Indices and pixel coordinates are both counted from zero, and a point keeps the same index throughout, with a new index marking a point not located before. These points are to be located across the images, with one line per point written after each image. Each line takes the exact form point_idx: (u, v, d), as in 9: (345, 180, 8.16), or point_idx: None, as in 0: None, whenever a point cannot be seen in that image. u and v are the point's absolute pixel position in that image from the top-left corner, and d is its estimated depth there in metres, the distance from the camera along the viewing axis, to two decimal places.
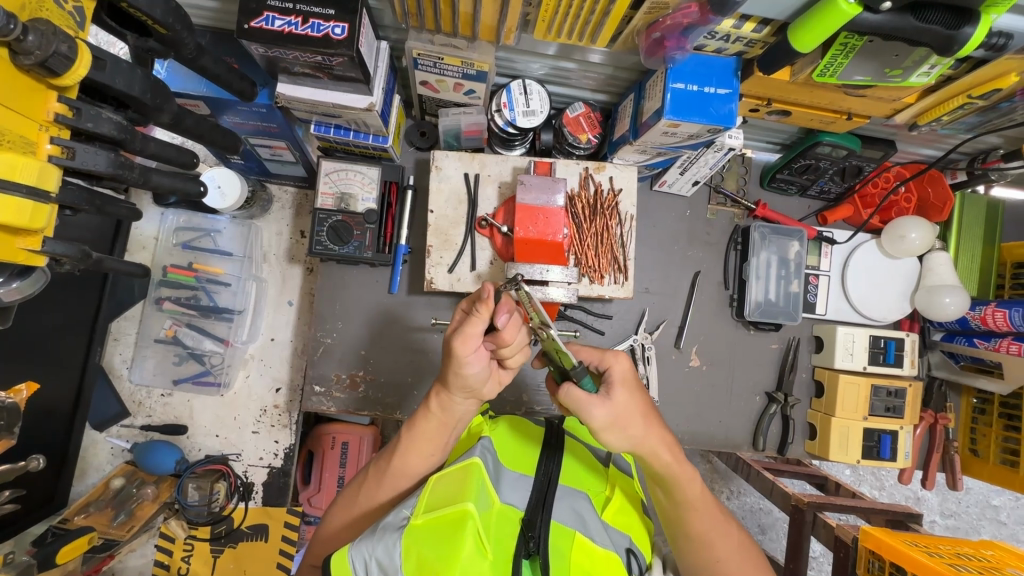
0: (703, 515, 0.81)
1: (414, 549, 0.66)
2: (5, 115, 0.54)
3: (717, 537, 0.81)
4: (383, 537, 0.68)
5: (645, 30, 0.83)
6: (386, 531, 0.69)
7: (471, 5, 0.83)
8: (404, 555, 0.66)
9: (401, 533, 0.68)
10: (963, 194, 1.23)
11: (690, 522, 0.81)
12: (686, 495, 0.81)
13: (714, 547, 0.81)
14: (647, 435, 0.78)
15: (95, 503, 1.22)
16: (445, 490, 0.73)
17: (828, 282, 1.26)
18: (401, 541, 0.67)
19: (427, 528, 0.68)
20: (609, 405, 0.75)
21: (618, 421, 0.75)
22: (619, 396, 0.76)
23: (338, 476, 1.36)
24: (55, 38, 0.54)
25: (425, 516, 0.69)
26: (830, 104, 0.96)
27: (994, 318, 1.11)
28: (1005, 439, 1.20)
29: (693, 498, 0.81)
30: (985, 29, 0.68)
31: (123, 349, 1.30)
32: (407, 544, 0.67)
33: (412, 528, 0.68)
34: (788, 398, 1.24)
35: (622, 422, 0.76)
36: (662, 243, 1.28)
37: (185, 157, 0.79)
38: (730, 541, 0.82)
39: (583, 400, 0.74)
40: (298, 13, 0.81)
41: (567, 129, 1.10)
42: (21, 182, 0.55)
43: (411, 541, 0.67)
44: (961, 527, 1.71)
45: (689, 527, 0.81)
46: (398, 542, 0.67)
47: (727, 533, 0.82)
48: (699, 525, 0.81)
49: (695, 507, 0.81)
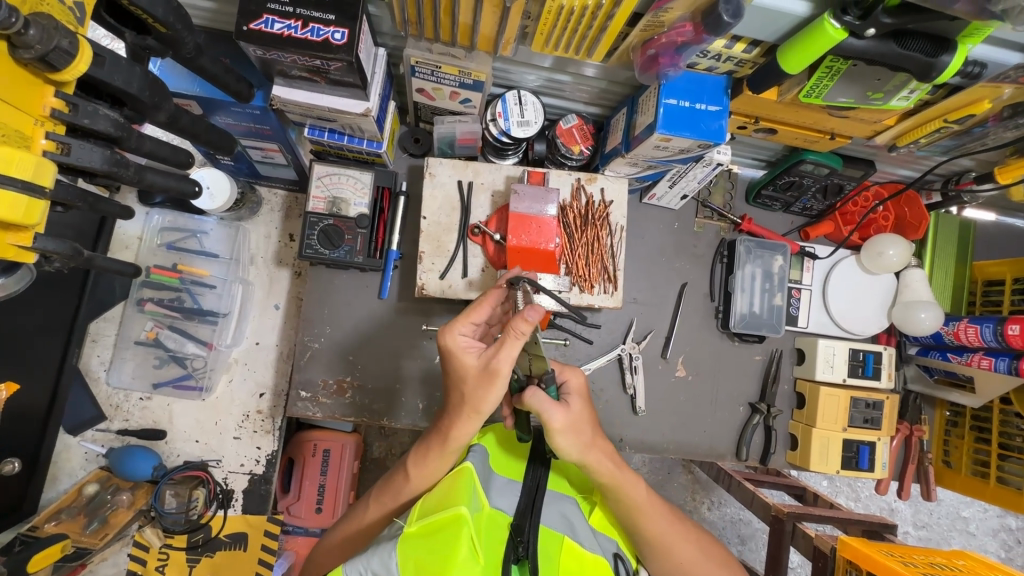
0: (654, 521, 0.84)
1: (410, 556, 0.65)
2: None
3: (674, 537, 0.85)
4: (377, 550, 0.66)
5: (641, 47, 0.85)
6: (379, 546, 0.67)
7: (471, 17, 0.84)
8: (402, 564, 0.64)
9: (395, 544, 0.67)
10: (937, 214, 1.28)
11: (646, 527, 0.84)
12: (632, 499, 0.83)
13: (673, 550, 0.85)
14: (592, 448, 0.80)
15: (67, 510, 1.19)
16: (437, 499, 0.73)
17: (810, 295, 1.30)
18: (397, 553, 0.65)
19: (419, 537, 0.67)
20: (567, 414, 0.77)
21: (575, 425, 0.78)
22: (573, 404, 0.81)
23: (319, 485, 1.35)
24: (57, 33, 0.53)
25: (418, 523, 0.69)
26: (814, 124, 0.99)
27: (967, 333, 1.14)
28: (976, 451, 1.26)
29: (641, 504, 0.83)
30: (961, 58, 0.71)
31: (102, 351, 1.27)
32: (404, 554, 0.65)
33: (405, 537, 0.67)
34: (771, 409, 1.26)
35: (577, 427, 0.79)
36: (650, 255, 1.30)
37: (181, 156, 0.78)
38: (687, 545, 0.86)
39: (547, 403, 0.76)
40: (298, 17, 0.81)
41: (560, 140, 1.12)
42: (16, 177, 0.54)
43: (407, 550, 0.66)
44: (933, 538, 1.76)
45: (647, 532, 0.84)
46: (393, 554, 0.65)
47: (683, 536, 0.87)
48: (655, 529, 0.84)
49: (647, 511, 0.84)
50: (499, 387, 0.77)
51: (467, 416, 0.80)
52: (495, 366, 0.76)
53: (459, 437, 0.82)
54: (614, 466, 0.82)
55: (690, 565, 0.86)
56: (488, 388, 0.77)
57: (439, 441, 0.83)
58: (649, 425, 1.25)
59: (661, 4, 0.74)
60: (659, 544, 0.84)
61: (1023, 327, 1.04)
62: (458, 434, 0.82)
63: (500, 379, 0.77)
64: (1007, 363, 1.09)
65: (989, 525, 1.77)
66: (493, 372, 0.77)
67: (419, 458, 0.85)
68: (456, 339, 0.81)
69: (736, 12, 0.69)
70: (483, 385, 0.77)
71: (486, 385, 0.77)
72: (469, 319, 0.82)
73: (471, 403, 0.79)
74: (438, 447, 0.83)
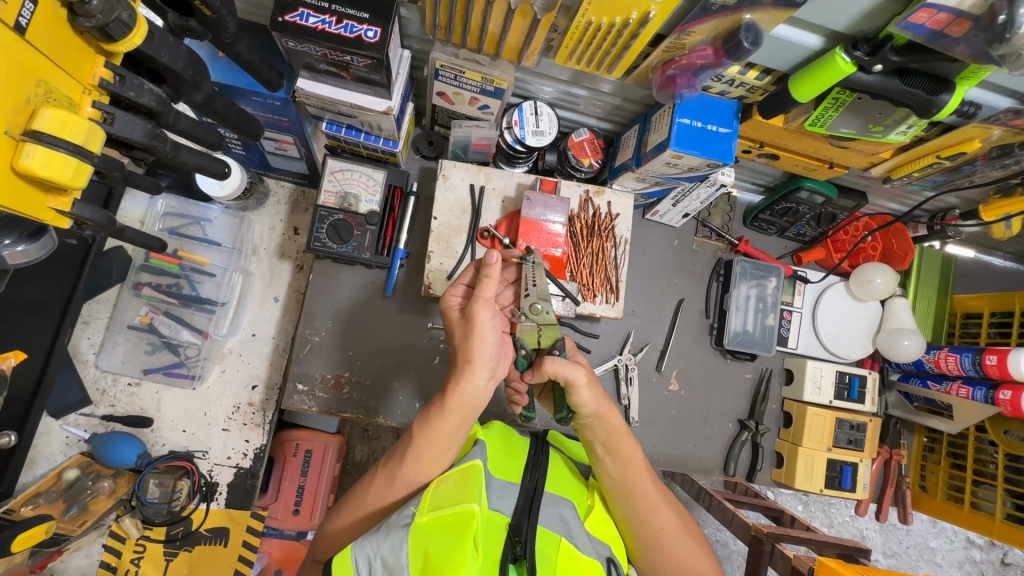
0: (643, 486, 0.88)
1: (421, 545, 0.72)
2: (55, 74, 0.56)
3: (656, 507, 0.88)
4: (389, 534, 0.74)
5: (661, 67, 0.89)
6: (392, 529, 0.75)
7: (500, 26, 0.87)
8: (412, 556, 0.72)
9: (409, 530, 0.74)
10: (922, 248, 1.33)
11: (634, 488, 0.87)
12: (629, 455, 0.88)
13: (657, 515, 0.87)
14: (605, 401, 0.89)
15: (45, 494, 1.15)
16: (451, 490, 0.78)
17: (800, 318, 1.34)
18: (408, 539, 0.73)
19: (431, 527, 0.73)
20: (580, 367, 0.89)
21: (592, 377, 0.89)
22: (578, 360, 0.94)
23: (298, 485, 1.31)
24: (119, 6, 0.56)
25: (430, 514, 0.75)
26: (814, 153, 1.04)
27: (947, 361, 1.20)
28: (951, 477, 1.30)
29: (635, 462, 0.88)
30: (959, 98, 0.77)
31: (92, 334, 1.24)
32: (414, 541, 0.73)
33: (417, 526, 0.74)
34: (759, 426, 1.30)
35: (593, 380, 0.89)
36: (649, 270, 1.33)
37: (213, 138, 0.79)
38: (669, 516, 0.88)
39: (564, 363, 0.86)
40: (333, 13, 0.83)
41: (571, 152, 1.15)
42: (67, 141, 0.56)
43: (418, 538, 0.73)
44: (901, 566, 1.80)
45: (633, 495, 0.87)
46: (405, 540, 0.73)
47: (665, 506, 0.89)
48: (645, 493, 0.87)
49: (639, 469, 0.88)
50: (479, 331, 0.80)
51: (462, 368, 0.82)
52: (471, 311, 0.80)
53: (460, 394, 0.82)
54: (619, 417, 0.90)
55: (671, 531, 0.87)
56: (471, 333, 0.80)
57: (440, 402, 0.84)
58: (642, 435, 1.27)
59: (685, 28, 0.78)
60: (648, 508, 0.87)
61: (999, 358, 1.10)
62: (456, 393, 0.82)
63: (479, 322, 0.80)
64: (983, 392, 1.14)
65: (955, 557, 1.82)
66: (472, 314, 0.80)
67: (424, 420, 0.85)
68: (448, 300, 0.89)
69: (755, 40, 0.74)
70: (465, 332, 0.81)
71: (465, 332, 0.81)
72: (460, 281, 0.91)
73: (462, 355, 0.81)
74: (441, 408, 0.83)
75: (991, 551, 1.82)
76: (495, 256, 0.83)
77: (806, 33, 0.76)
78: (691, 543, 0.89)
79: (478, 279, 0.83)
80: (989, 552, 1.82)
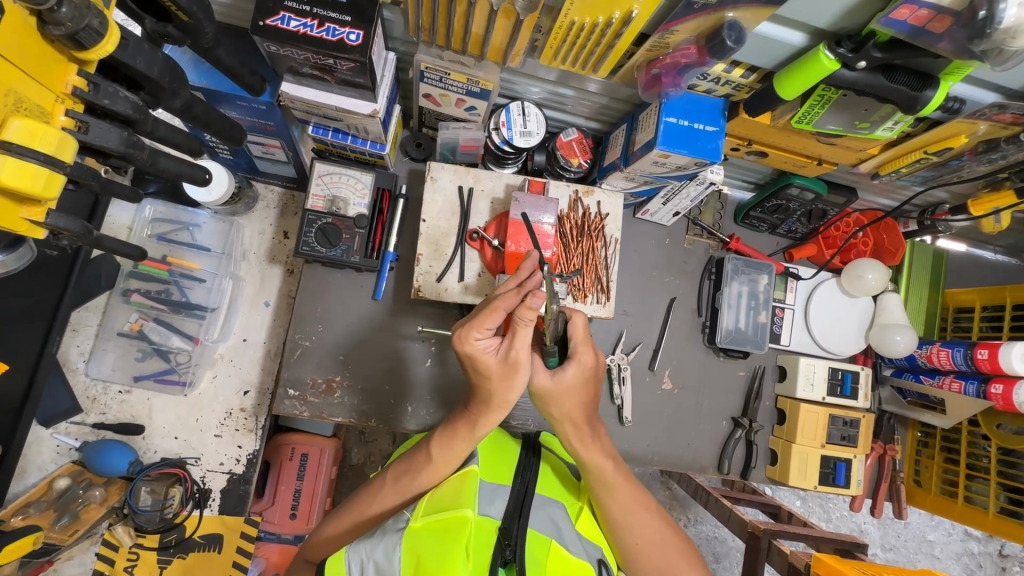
0: (622, 493, 0.87)
1: (413, 551, 0.72)
2: (24, 83, 0.55)
3: (636, 512, 0.87)
4: (383, 539, 0.74)
5: (646, 65, 0.89)
6: (386, 533, 0.75)
7: (483, 27, 0.87)
8: (404, 557, 0.71)
9: (402, 535, 0.74)
10: (913, 242, 1.33)
11: (608, 500, 0.87)
12: (603, 474, 0.87)
13: (633, 529, 0.87)
14: (571, 414, 0.85)
15: (36, 504, 1.16)
16: (446, 495, 0.78)
17: (792, 314, 1.34)
18: (401, 544, 0.73)
19: (423, 531, 0.74)
20: (553, 382, 0.81)
21: (557, 394, 0.82)
22: (564, 377, 0.81)
23: (294, 490, 1.30)
24: (88, 13, 0.56)
25: (424, 519, 0.75)
26: (803, 149, 1.04)
27: (939, 356, 1.20)
28: (945, 472, 1.30)
29: (610, 476, 0.87)
30: (943, 93, 0.77)
31: (82, 341, 1.24)
32: (407, 547, 0.72)
33: (411, 530, 0.74)
34: (753, 424, 1.29)
35: (559, 397, 0.83)
36: (640, 268, 1.33)
37: (193, 143, 0.79)
38: (649, 523, 0.88)
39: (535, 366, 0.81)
40: (314, 16, 0.83)
41: (560, 152, 1.15)
42: (39, 150, 0.55)
43: (410, 542, 0.73)
44: (899, 560, 1.80)
45: (608, 504, 0.87)
46: (398, 544, 0.73)
47: (644, 514, 0.88)
48: (619, 504, 0.87)
49: (615, 482, 0.87)
50: (520, 377, 0.78)
51: (496, 407, 0.82)
52: (515, 358, 0.76)
53: (489, 422, 0.84)
54: (586, 427, 0.87)
55: (648, 545, 0.87)
56: (511, 380, 0.78)
57: (467, 427, 0.85)
58: (636, 434, 1.27)
59: (668, 26, 0.77)
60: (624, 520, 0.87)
61: (990, 352, 1.10)
62: (486, 422, 0.84)
63: (522, 370, 0.78)
64: (975, 386, 1.14)
65: (953, 549, 1.83)
66: (514, 364, 0.77)
67: (445, 438, 0.86)
68: (473, 344, 0.76)
69: (739, 38, 0.73)
70: (505, 378, 0.78)
71: (506, 380, 0.79)
72: (482, 326, 0.75)
73: (499, 398, 0.81)
74: (465, 432, 0.85)
75: (989, 543, 1.83)
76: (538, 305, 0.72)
77: (789, 31, 0.76)
78: (671, 553, 0.87)
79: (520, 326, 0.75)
80: (986, 544, 1.83)
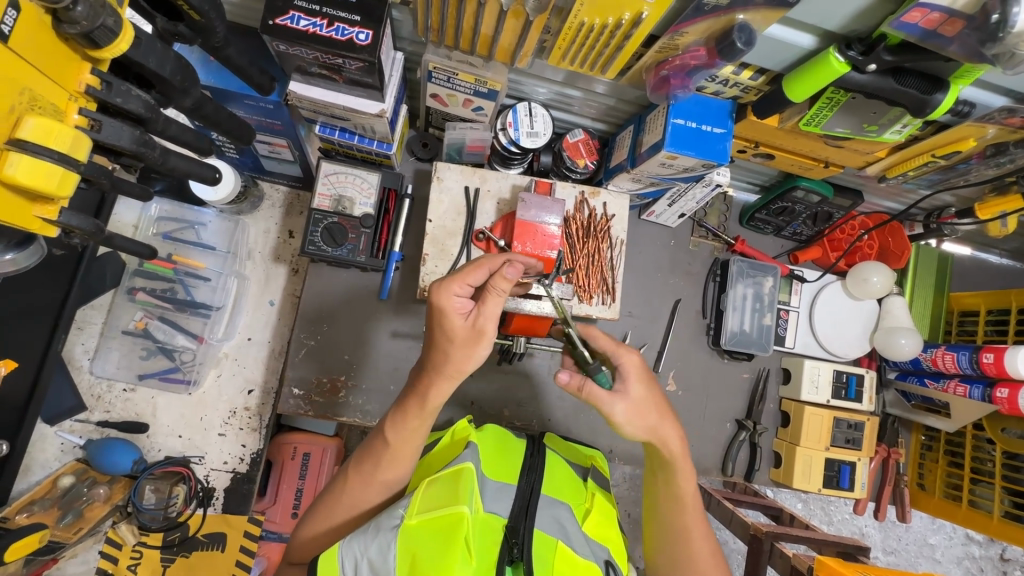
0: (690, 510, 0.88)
1: (408, 549, 0.72)
2: (38, 81, 0.55)
3: (698, 528, 0.88)
4: (377, 535, 0.74)
5: (654, 67, 0.89)
6: (380, 530, 0.74)
7: (492, 28, 0.87)
8: (400, 555, 0.72)
9: (397, 533, 0.74)
10: (918, 246, 1.33)
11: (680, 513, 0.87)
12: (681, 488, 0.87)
13: (692, 543, 0.87)
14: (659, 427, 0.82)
15: (40, 501, 1.16)
16: (439, 493, 0.78)
17: (797, 317, 1.34)
18: (396, 544, 0.73)
19: (420, 529, 0.73)
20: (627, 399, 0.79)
21: (640, 410, 0.80)
22: (633, 390, 0.80)
23: (296, 489, 1.29)
24: (102, 11, 0.56)
25: (419, 517, 0.74)
26: (810, 152, 1.04)
27: (944, 359, 1.20)
28: (949, 475, 1.30)
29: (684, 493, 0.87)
30: (953, 97, 0.77)
31: (87, 339, 1.24)
32: (402, 546, 0.73)
33: (406, 527, 0.74)
34: (756, 426, 1.29)
35: (643, 411, 0.80)
36: (644, 270, 1.33)
37: (202, 142, 0.79)
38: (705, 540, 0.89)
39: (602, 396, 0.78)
40: (324, 16, 0.83)
41: (567, 153, 1.15)
42: (53, 149, 0.55)
43: (406, 542, 0.73)
44: (900, 563, 1.80)
45: (676, 518, 0.87)
46: (393, 544, 0.73)
47: (703, 530, 0.89)
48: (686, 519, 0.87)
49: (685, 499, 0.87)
50: (482, 347, 0.76)
51: (447, 377, 0.77)
52: (482, 325, 0.75)
53: (438, 396, 0.79)
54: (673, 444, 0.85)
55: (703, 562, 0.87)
56: (472, 347, 0.76)
57: (417, 401, 0.80)
58: None
59: (678, 28, 0.77)
60: (687, 534, 0.87)
61: (996, 356, 1.10)
62: (435, 395, 0.79)
63: (486, 340, 0.76)
64: (981, 390, 1.14)
65: (954, 553, 1.82)
66: (481, 332, 0.75)
67: (398, 420, 0.82)
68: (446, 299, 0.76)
69: (749, 40, 0.73)
70: (467, 344, 0.75)
71: (470, 349, 0.76)
72: (464, 281, 0.77)
73: (454, 364, 0.76)
74: (417, 408, 0.80)
75: (990, 547, 1.83)
76: (513, 275, 0.74)
77: (798, 33, 0.76)
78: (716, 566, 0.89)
79: (493, 291, 0.75)
80: (987, 548, 1.83)
